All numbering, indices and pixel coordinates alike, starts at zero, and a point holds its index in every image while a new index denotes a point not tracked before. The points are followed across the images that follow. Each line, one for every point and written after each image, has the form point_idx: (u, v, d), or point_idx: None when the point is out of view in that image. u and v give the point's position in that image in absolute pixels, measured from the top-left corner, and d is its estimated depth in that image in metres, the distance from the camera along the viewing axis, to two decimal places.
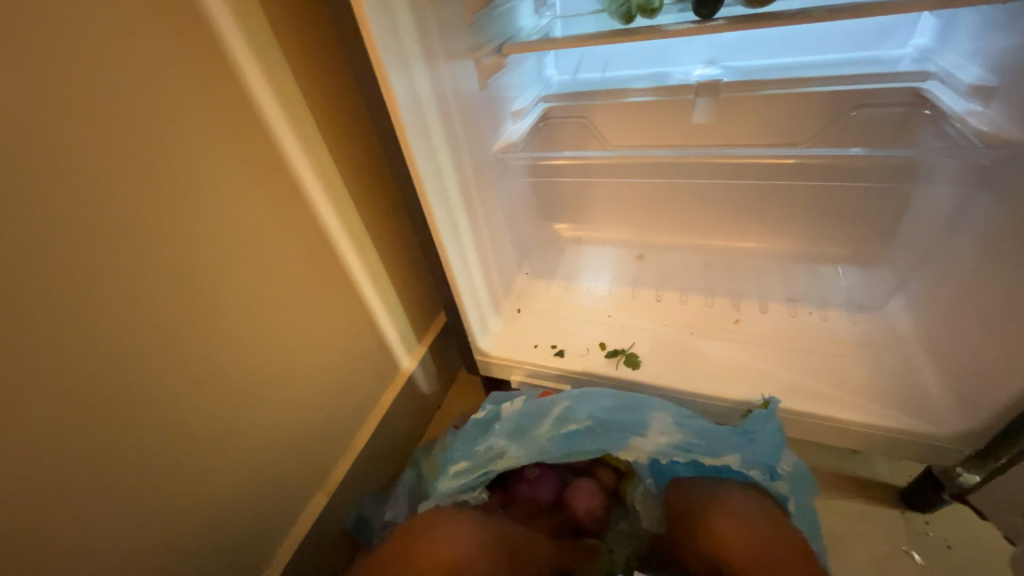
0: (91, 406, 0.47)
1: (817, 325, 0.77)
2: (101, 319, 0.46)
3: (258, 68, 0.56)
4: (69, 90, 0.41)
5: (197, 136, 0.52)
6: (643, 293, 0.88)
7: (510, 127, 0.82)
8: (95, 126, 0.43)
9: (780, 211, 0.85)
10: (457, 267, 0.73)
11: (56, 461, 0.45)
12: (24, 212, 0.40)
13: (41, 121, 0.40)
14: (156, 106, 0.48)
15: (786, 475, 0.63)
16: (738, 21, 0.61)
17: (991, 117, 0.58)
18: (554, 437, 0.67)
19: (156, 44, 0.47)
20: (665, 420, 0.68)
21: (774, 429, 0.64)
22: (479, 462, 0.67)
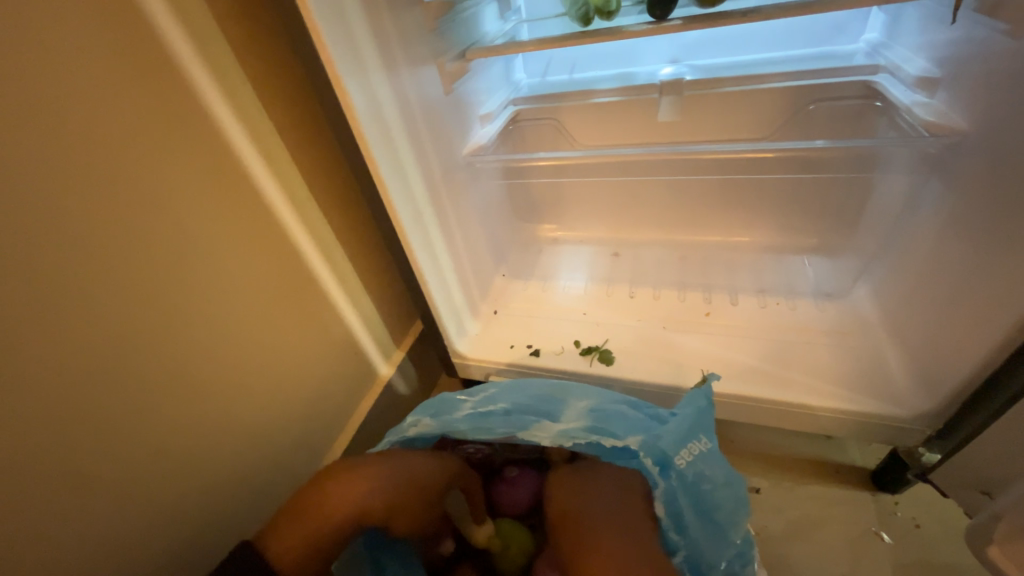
0: (47, 430, 0.45)
1: (785, 314, 0.79)
2: (55, 339, 0.45)
3: (213, 79, 0.55)
4: (9, 102, 0.40)
5: (150, 147, 0.51)
6: (617, 290, 0.90)
7: (479, 131, 0.83)
8: (35, 137, 0.42)
9: (748, 204, 0.87)
10: (428, 271, 0.73)
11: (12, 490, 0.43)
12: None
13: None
14: (105, 117, 0.47)
15: (687, 466, 0.56)
16: (693, 21, 0.62)
17: (938, 106, 0.60)
18: (468, 415, 0.65)
19: (110, 61, 0.46)
20: (580, 410, 0.65)
21: (695, 406, 0.58)
22: (397, 433, 0.66)
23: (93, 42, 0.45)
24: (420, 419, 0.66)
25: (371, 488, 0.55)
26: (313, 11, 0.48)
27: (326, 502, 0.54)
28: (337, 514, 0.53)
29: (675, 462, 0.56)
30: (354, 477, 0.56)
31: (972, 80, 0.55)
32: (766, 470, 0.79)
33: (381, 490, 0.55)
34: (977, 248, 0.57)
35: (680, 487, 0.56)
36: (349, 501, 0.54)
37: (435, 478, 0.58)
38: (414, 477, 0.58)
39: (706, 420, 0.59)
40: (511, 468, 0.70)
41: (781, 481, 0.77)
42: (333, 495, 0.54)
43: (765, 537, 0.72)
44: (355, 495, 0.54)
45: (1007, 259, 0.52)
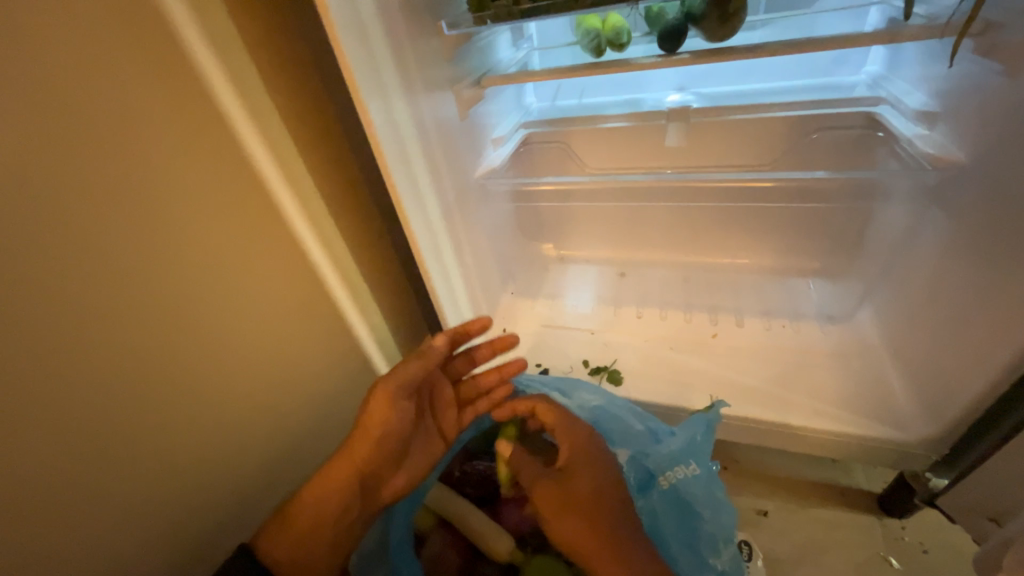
0: (64, 447, 0.46)
1: (790, 336, 0.81)
2: (76, 355, 0.45)
3: (235, 100, 0.57)
4: (41, 123, 0.41)
5: (178, 169, 0.52)
6: (624, 310, 0.91)
7: (492, 154, 0.86)
8: (65, 157, 0.43)
9: (752, 229, 0.88)
10: (440, 288, 0.75)
11: (25, 506, 0.43)
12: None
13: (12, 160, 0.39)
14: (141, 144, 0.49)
15: (669, 487, 0.58)
16: (702, 55, 0.64)
17: (937, 139, 0.62)
18: None
19: (149, 89, 0.49)
20: (591, 397, 0.66)
21: (691, 431, 0.58)
22: None
23: (121, 65, 0.46)
24: None
25: (328, 487, 0.57)
26: (341, 40, 0.50)
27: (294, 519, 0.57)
28: (308, 521, 0.57)
29: (659, 482, 0.59)
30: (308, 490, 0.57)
31: (969, 116, 0.57)
32: (771, 492, 0.79)
33: (338, 471, 0.58)
34: (984, 278, 0.57)
35: (661, 504, 0.59)
36: (313, 506, 0.57)
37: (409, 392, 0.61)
38: (363, 437, 0.58)
39: (700, 447, 0.58)
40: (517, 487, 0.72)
41: (787, 504, 0.77)
42: (301, 510, 0.57)
43: (771, 560, 0.72)
44: (317, 500, 0.57)
45: (1005, 289, 0.54)
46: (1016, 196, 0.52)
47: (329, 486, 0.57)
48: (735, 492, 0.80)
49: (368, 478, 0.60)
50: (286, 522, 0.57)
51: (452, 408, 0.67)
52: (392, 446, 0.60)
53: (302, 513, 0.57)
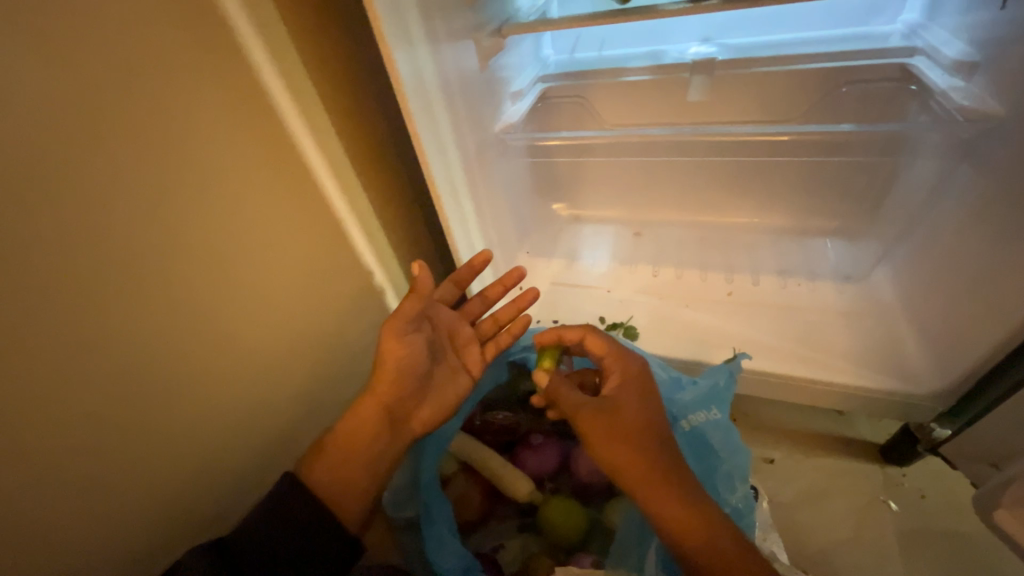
0: (107, 387, 0.48)
1: (805, 295, 0.81)
2: (110, 300, 0.47)
3: (247, 47, 0.56)
4: (54, 67, 0.41)
5: (204, 120, 0.53)
6: (639, 269, 0.92)
7: (510, 108, 0.84)
8: (85, 102, 0.43)
9: (772, 188, 0.87)
10: (461, 243, 0.77)
11: (74, 438, 0.47)
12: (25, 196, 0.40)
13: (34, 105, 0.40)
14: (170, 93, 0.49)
15: (689, 430, 0.62)
16: (732, 0, 0.62)
17: (973, 91, 0.61)
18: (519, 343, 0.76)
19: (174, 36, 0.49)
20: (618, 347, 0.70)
21: (713, 380, 0.62)
22: None
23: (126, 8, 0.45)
24: None
25: (359, 419, 0.62)
26: None
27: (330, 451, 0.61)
28: (342, 452, 0.61)
29: (681, 425, 0.62)
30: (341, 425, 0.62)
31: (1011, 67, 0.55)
32: (778, 442, 0.82)
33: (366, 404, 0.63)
34: (1007, 234, 0.57)
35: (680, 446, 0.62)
36: (345, 438, 0.62)
37: (420, 330, 0.66)
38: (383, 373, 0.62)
39: (722, 394, 0.62)
40: (537, 436, 0.76)
41: (793, 453, 0.81)
42: (335, 443, 0.61)
43: (774, 503, 0.76)
44: (350, 432, 0.62)
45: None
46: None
47: (358, 418, 0.62)
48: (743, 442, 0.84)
49: (396, 411, 0.65)
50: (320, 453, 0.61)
51: (473, 345, 0.71)
52: (412, 380, 0.64)
53: (337, 446, 0.61)
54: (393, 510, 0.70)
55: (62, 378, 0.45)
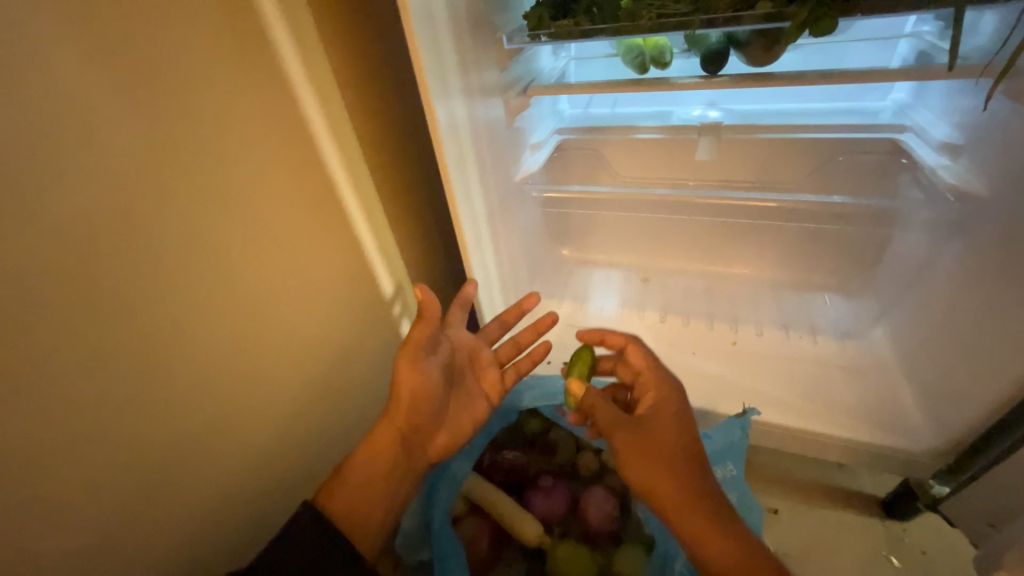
0: (140, 418, 0.50)
1: (807, 348, 0.85)
2: (150, 334, 0.49)
3: None
4: (119, 119, 0.45)
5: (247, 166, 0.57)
6: (647, 314, 0.96)
7: (529, 158, 0.89)
8: (147, 149, 0.47)
9: (775, 245, 0.91)
10: (478, 272, 0.80)
11: (106, 470, 0.48)
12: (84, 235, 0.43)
13: (104, 151, 0.44)
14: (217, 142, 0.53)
15: None
16: (741, 79, 0.68)
17: (959, 170, 0.66)
18: None
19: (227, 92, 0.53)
20: None
21: (730, 436, 0.65)
22: None
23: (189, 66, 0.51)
24: None
25: (373, 448, 0.63)
26: (415, 32, 0.56)
27: (345, 479, 0.62)
28: (357, 481, 0.62)
29: None
30: (358, 453, 0.63)
31: (995, 151, 0.61)
32: (783, 492, 0.84)
33: (383, 432, 0.64)
34: (1000, 305, 0.61)
35: None
36: (360, 466, 0.63)
37: (434, 355, 0.66)
38: (399, 401, 0.64)
39: (737, 450, 0.65)
40: (546, 478, 0.77)
41: (797, 504, 0.82)
42: (352, 472, 0.62)
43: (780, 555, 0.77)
44: (365, 460, 0.63)
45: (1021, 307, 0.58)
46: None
47: (372, 446, 0.63)
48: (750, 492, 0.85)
49: (410, 436, 0.66)
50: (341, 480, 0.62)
51: (493, 369, 0.70)
52: (425, 407, 0.65)
53: (352, 475, 0.62)
54: (406, 552, 0.70)
55: (99, 411, 0.46)
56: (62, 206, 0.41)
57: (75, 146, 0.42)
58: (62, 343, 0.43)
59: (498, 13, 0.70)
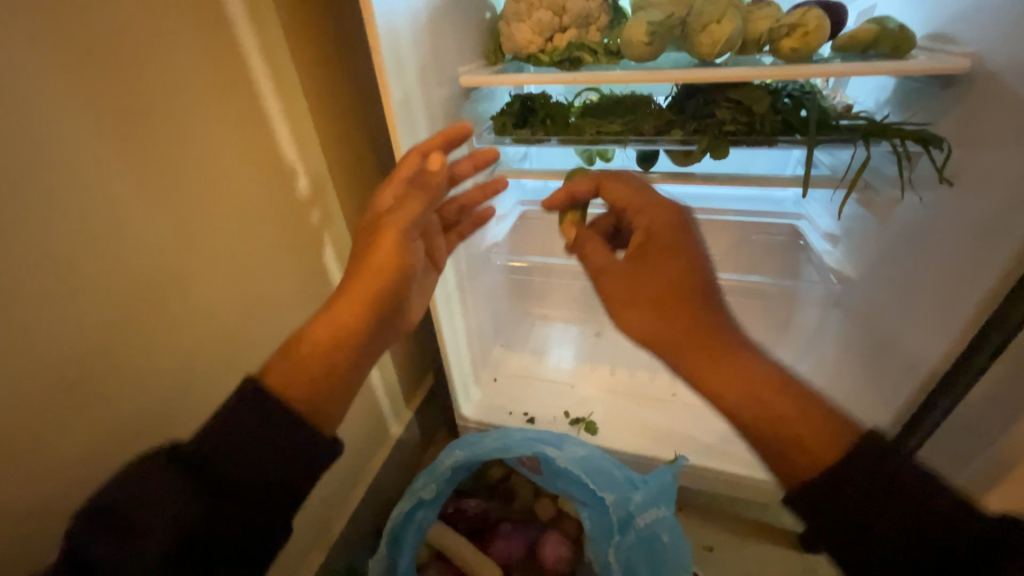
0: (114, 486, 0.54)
1: (734, 397, 0.98)
2: (121, 403, 0.53)
3: (285, 189, 0.70)
4: (146, 214, 0.53)
5: (241, 244, 0.64)
6: (599, 367, 1.06)
7: (495, 228, 0.99)
8: (152, 243, 0.53)
9: (700, 309, 1.07)
10: (447, 331, 0.88)
11: None
12: (81, 325, 0.48)
13: (116, 247, 0.50)
14: (216, 226, 0.61)
15: (645, 527, 0.73)
16: (668, 176, 0.82)
17: (838, 256, 0.84)
18: (495, 442, 0.79)
19: (230, 185, 0.61)
20: (581, 449, 0.79)
21: (662, 481, 0.75)
22: (429, 466, 0.77)
23: (194, 166, 0.57)
24: (453, 450, 0.78)
25: (327, 332, 0.51)
26: (398, 124, 0.67)
27: (300, 367, 0.48)
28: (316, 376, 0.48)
29: (637, 522, 0.73)
30: (313, 329, 0.51)
31: (872, 247, 0.75)
32: (717, 529, 0.93)
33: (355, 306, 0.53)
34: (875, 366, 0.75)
35: (636, 541, 0.73)
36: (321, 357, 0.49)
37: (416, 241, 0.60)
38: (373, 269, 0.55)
39: (668, 492, 0.75)
40: (506, 524, 0.84)
41: (731, 542, 0.92)
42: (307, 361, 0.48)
43: None
44: (330, 341, 0.50)
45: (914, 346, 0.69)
46: (970, 266, 0.60)
47: (341, 323, 0.52)
48: (690, 531, 0.94)
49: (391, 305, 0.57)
50: (298, 362, 0.48)
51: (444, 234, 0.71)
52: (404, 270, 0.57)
53: (308, 354, 0.49)
54: None
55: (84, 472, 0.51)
56: (70, 297, 0.47)
57: (87, 248, 0.48)
58: (52, 416, 0.48)
59: (469, 111, 0.82)
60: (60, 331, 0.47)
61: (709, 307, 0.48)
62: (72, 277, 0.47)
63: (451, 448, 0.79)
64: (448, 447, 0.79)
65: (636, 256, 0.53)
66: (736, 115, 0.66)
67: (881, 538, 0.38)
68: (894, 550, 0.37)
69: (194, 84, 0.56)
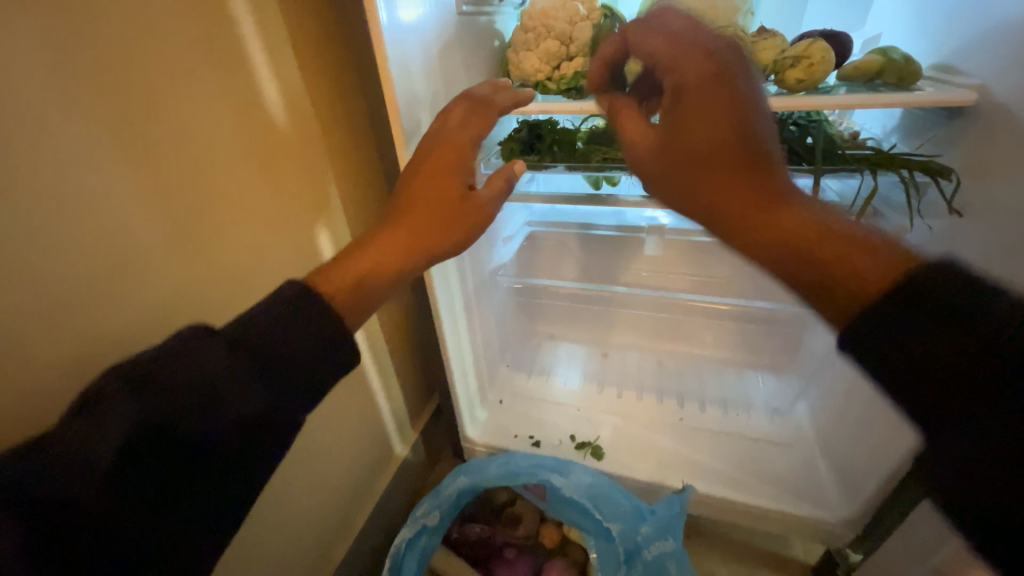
0: None
1: (742, 422, 0.97)
2: None
3: (301, 216, 0.71)
4: (166, 246, 0.54)
5: (254, 272, 0.65)
6: (607, 389, 1.06)
7: (501, 249, 1.00)
8: (164, 273, 0.54)
9: (707, 331, 1.06)
10: (452, 350, 0.88)
11: None
12: (99, 356, 0.49)
13: (136, 280, 0.51)
14: (231, 255, 0.61)
15: (651, 559, 0.73)
16: None
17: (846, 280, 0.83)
18: (499, 470, 0.78)
19: (246, 216, 0.63)
20: (586, 477, 0.78)
21: (669, 512, 0.73)
22: (434, 493, 0.76)
23: (203, 192, 0.56)
24: (457, 476, 0.78)
25: (393, 247, 0.54)
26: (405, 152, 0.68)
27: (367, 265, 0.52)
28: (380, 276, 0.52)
29: (643, 554, 0.73)
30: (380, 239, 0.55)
31: None
32: (726, 559, 0.91)
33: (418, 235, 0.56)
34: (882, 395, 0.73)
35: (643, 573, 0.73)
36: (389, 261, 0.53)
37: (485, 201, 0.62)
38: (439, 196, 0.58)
39: (676, 524, 0.73)
40: (510, 550, 0.83)
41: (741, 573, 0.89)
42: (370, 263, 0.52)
43: None
44: (393, 253, 0.54)
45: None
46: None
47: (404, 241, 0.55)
48: (698, 560, 0.92)
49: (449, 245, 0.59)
50: (352, 270, 0.51)
51: None
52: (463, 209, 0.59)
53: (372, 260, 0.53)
54: None
55: None
56: (84, 328, 0.47)
57: (105, 281, 0.49)
58: None
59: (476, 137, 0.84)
60: (68, 365, 0.47)
61: (753, 136, 0.42)
62: (87, 308, 0.47)
63: (456, 474, 0.78)
64: (452, 473, 0.78)
65: (667, 114, 0.46)
66: None
67: (904, 348, 0.33)
68: (920, 365, 0.33)
69: (217, 117, 0.57)
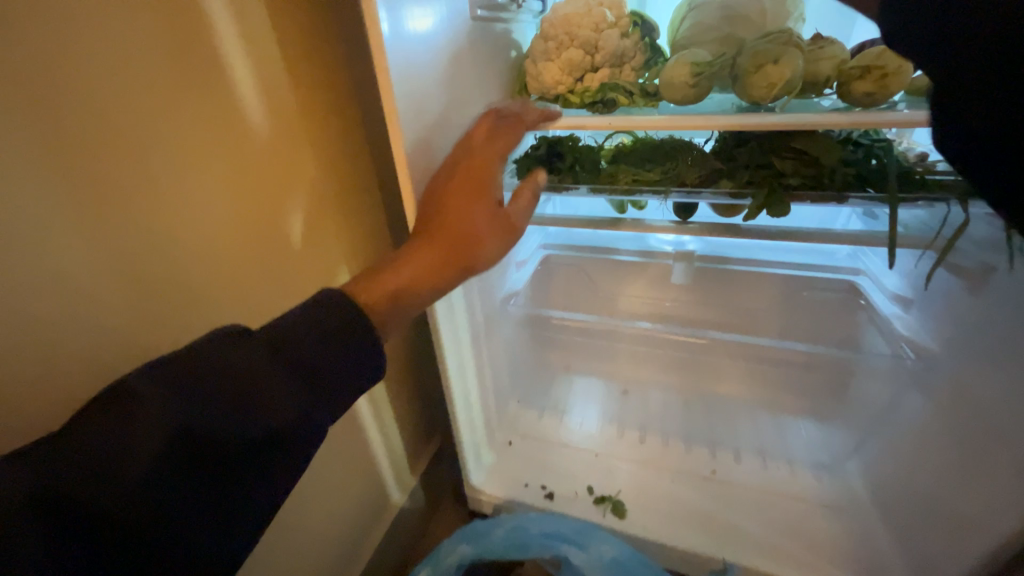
0: None
1: (784, 479, 0.86)
2: None
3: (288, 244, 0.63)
4: (120, 284, 0.46)
5: (232, 311, 0.57)
6: (628, 433, 0.96)
7: (514, 274, 0.91)
8: (106, 315, 0.45)
9: (736, 368, 0.96)
10: (456, 388, 0.79)
11: None
12: (18, 421, 0.40)
13: (78, 320, 0.43)
14: (202, 293, 0.53)
15: None
16: (710, 229, 0.73)
17: (911, 322, 0.71)
18: (504, 537, 0.75)
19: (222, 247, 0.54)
20: (609, 550, 0.73)
21: None
22: (433, 560, 0.73)
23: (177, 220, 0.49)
24: (458, 543, 0.74)
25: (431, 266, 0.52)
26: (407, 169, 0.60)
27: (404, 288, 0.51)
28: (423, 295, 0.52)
29: None
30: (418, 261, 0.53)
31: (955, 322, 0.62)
32: None
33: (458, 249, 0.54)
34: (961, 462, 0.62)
35: None
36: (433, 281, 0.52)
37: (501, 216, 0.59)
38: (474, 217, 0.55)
39: None
40: None
41: None
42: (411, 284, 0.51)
43: None
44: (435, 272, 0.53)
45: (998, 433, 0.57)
46: None
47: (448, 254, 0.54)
48: None
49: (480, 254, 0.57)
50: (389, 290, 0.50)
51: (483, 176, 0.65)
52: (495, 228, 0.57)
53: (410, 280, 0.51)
54: None
55: None
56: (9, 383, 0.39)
57: (38, 325, 0.40)
58: None
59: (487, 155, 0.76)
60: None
61: None
62: (10, 365, 0.39)
63: (457, 539, 0.75)
64: (452, 539, 0.75)
65: None
66: (799, 167, 0.58)
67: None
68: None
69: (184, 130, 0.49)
